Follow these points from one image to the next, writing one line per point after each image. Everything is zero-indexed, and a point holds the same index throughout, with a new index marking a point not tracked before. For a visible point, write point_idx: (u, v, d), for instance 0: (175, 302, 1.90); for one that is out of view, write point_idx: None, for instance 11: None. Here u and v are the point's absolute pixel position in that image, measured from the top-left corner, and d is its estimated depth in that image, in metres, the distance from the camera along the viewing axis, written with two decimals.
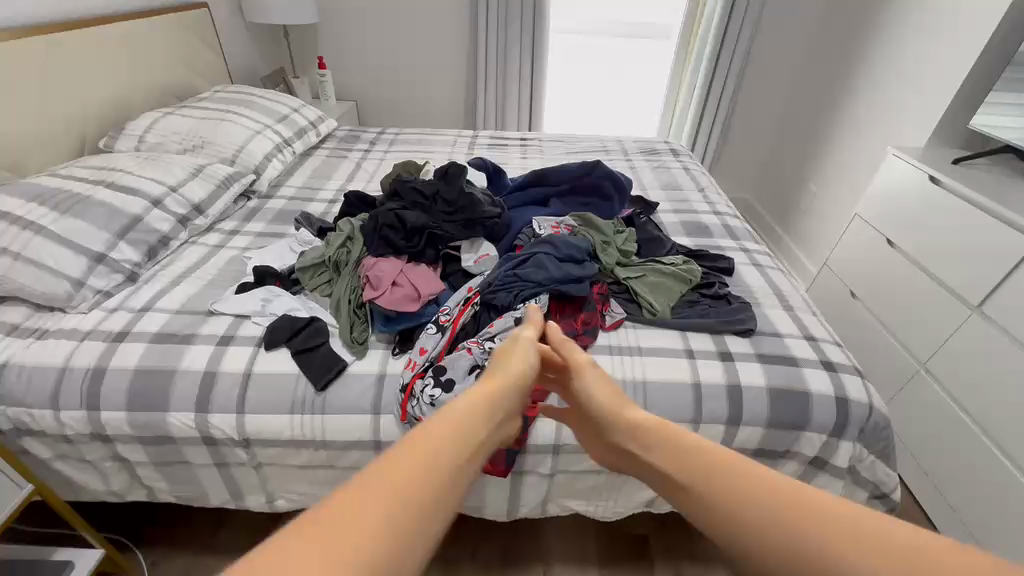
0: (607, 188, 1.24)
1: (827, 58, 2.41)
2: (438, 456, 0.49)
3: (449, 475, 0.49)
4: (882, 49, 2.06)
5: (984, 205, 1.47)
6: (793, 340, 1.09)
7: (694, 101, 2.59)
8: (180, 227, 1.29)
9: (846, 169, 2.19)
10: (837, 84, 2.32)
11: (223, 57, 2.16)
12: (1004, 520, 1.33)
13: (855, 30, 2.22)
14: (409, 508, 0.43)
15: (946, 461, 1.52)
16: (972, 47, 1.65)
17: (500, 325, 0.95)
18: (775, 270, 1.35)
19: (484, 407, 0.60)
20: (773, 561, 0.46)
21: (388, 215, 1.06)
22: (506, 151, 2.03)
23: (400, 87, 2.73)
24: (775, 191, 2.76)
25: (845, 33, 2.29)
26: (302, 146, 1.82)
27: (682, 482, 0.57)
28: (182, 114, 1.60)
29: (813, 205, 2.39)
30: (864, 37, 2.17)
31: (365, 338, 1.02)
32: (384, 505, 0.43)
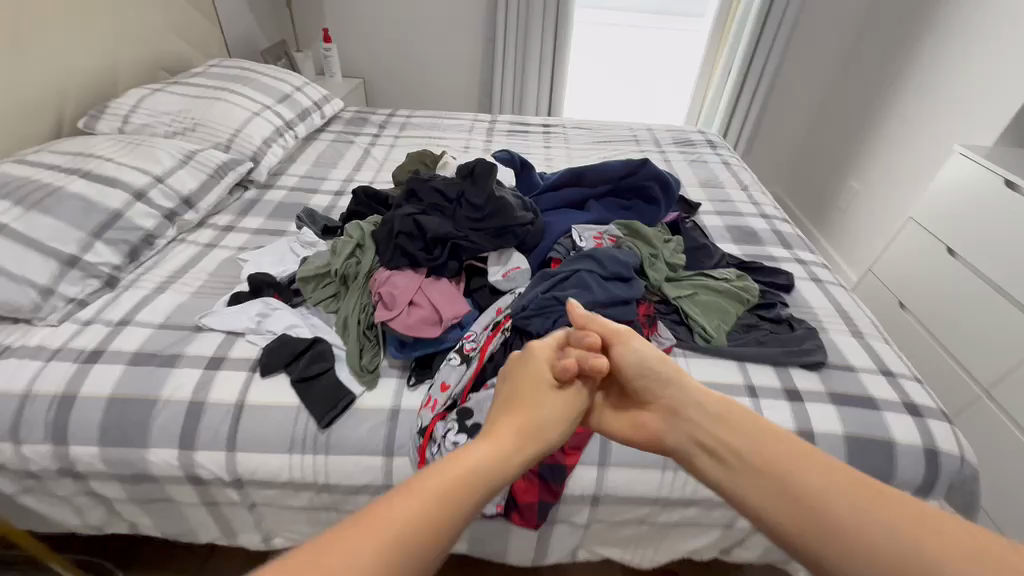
0: (654, 191, 1.07)
1: (872, 45, 2.21)
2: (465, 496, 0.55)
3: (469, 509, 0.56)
4: (935, 41, 1.89)
5: None
6: (869, 375, 0.94)
7: (727, 89, 2.40)
8: (167, 224, 1.14)
9: (894, 170, 2.00)
10: (882, 74, 2.14)
11: (220, 27, 1.97)
12: None
13: (904, 17, 2.03)
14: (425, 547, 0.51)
15: (1008, 496, 1.38)
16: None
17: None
18: (836, 286, 1.19)
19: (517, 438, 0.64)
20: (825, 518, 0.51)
21: (405, 220, 0.89)
22: (528, 138, 1.85)
23: (411, 66, 2.54)
24: (810, 189, 2.56)
25: (891, 22, 2.10)
26: (305, 129, 1.65)
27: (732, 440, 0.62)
28: (172, 91, 1.44)
29: (852, 204, 2.22)
30: (914, 23, 1.98)
31: (376, 365, 0.88)
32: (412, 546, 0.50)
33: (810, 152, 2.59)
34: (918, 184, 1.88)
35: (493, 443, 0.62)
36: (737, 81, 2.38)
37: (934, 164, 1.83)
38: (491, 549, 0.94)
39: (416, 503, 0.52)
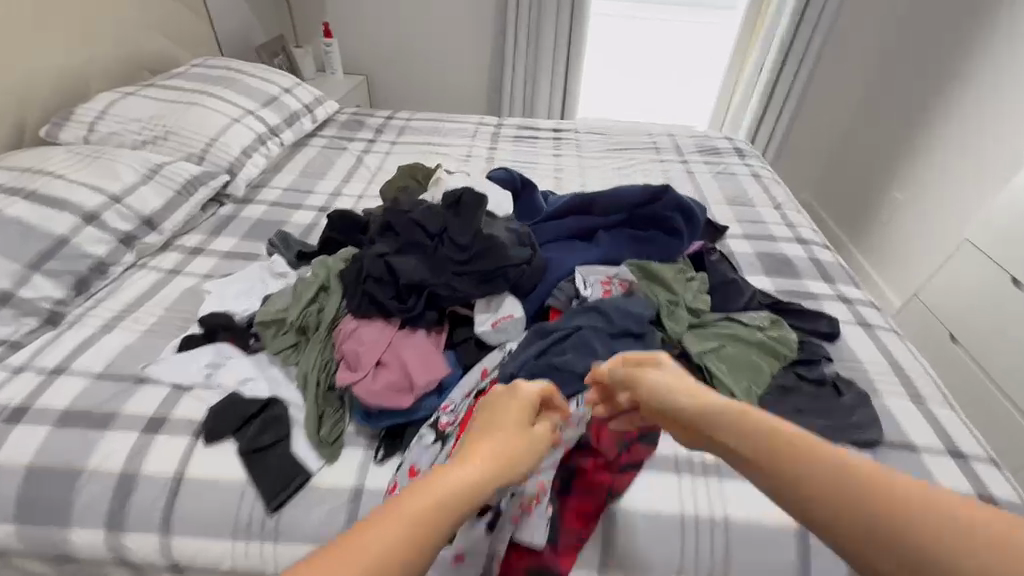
0: (676, 223, 0.91)
1: (923, 32, 1.89)
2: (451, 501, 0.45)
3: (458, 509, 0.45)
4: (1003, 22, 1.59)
5: None
6: (934, 458, 0.77)
7: (757, 90, 2.20)
8: (124, 249, 1.02)
9: (950, 174, 1.70)
10: (935, 65, 1.82)
11: (212, 23, 1.85)
12: None
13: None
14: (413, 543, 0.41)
15: None
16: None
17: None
18: (890, 333, 1.01)
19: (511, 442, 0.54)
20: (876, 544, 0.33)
21: (375, 262, 0.76)
22: (536, 145, 1.69)
23: (417, 62, 2.39)
24: (845, 195, 2.23)
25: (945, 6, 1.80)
26: (294, 134, 1.51)
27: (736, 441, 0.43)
28: (145, 94, 1.31)
29: (893, 217, 1.93)
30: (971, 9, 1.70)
31: (339, 433, 0.75)
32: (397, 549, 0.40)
33: (847, 154, 2.27)
34: (980, 187, 1.59)
35: (482, 454, 0.51)
36: (768, 82, 2.17)
37: (1001, 163, 1.54)
38: None
39: (390, 530, 0.40)
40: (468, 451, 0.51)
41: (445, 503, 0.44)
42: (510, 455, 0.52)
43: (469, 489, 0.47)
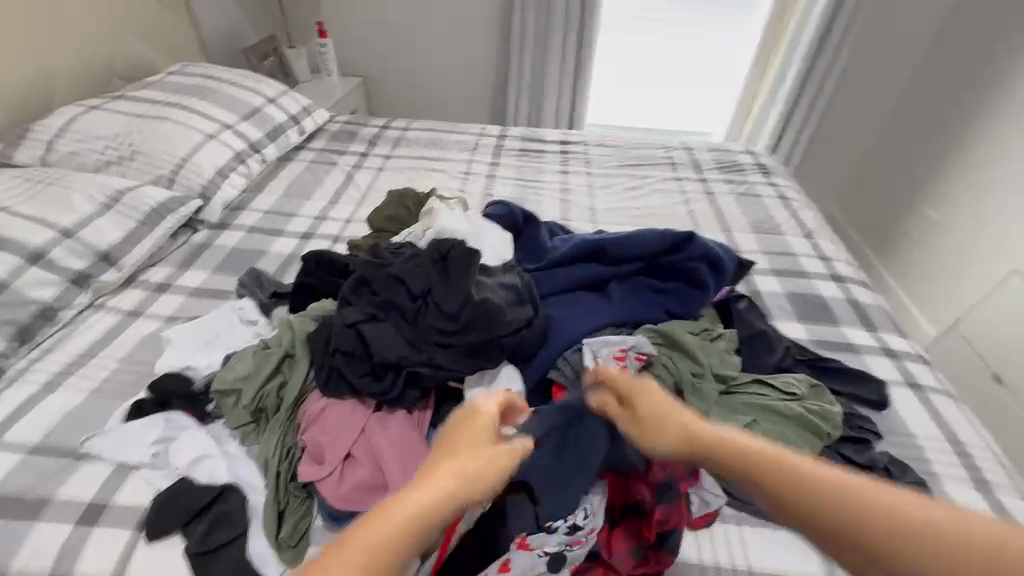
0: (701, 274, 0.79)
1: (967, 32, 1.71)
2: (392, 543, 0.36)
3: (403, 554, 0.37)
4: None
5: None
6: None
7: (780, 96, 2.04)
8: (77, 290, 0.91)
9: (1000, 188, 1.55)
10: (979, 71, 1.66)
11: (196, 26, 1.73)
12: None
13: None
14: None
15: None
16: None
17: (521, 569, 0.57)
18: (943, 395, 0.88)
19: (481, 461, 0.43)
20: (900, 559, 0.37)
21: (344, 332, 0.64)
22: (541, 159, 1.56)
23: (417, 64, 2.26)
24: (869, 207, 2.06)
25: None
26: (278, 149, 1.40)
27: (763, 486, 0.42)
28: (111, 108, 1.20)
29: (928, 236, 1.77)
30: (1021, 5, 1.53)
31: (301, 531, 0.63)
32: None
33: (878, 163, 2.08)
34: None
35: (441, 469, 0.42)
36: (793, 87, 2.03)
37: None
38: None
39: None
40: (424, 466, 0.43)
41: (394, 541, 0.37)
42: (478, 469, 0.43)
43: (422, 516, 0.38)
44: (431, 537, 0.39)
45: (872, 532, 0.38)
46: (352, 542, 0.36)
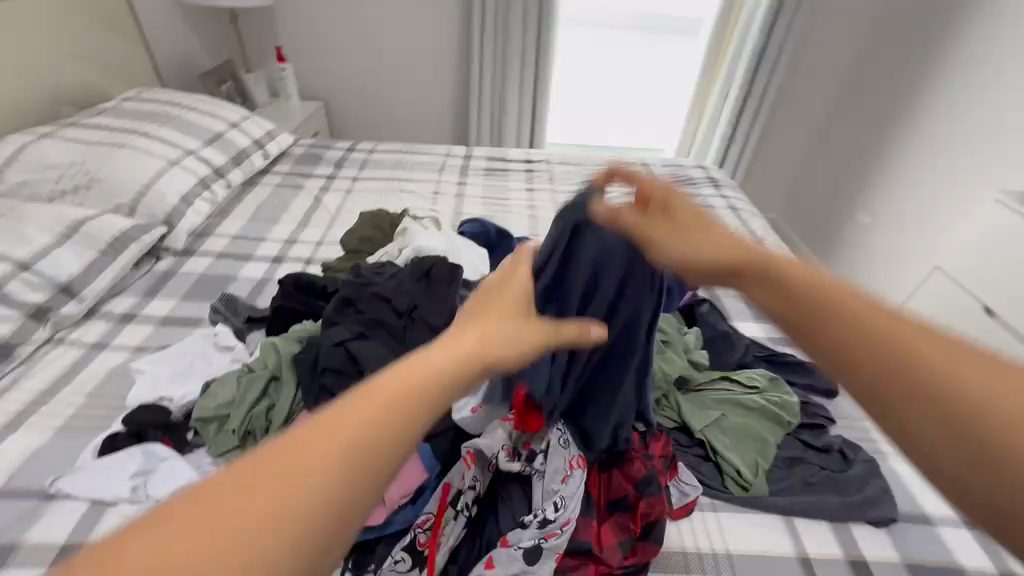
0: None
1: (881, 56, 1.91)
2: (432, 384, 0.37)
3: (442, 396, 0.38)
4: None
5: None
6: (951, 529, 0.73)
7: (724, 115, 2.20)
8: (35, 324, 0.87)
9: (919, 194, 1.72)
10: (893, 90, 1.85)
11: (150, 51, 1.70)
12: None
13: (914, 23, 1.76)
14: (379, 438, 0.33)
15: None
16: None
17: (504, 565, 0.57)
18: None
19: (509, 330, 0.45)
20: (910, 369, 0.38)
21: (333, 351, 0.64)
22: (507, 177, 1.61)
23: (379, 87, 2.28)
24: (810, 214, 2.22)
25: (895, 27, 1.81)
26: (243, 174, 1.38)
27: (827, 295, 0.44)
28: (63, 136, 1.16)
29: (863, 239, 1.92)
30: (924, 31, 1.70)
31: None
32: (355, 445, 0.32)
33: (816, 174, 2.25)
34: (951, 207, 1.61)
35: (462, 337, 0.43)
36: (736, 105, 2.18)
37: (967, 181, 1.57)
38: None
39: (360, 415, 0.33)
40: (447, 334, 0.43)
41: (423, 389, 0.37)
42: (498, 337, 0.44)
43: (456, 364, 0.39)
44: (457, 390, 0.39)
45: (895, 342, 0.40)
46: (379, 394, 0.35)
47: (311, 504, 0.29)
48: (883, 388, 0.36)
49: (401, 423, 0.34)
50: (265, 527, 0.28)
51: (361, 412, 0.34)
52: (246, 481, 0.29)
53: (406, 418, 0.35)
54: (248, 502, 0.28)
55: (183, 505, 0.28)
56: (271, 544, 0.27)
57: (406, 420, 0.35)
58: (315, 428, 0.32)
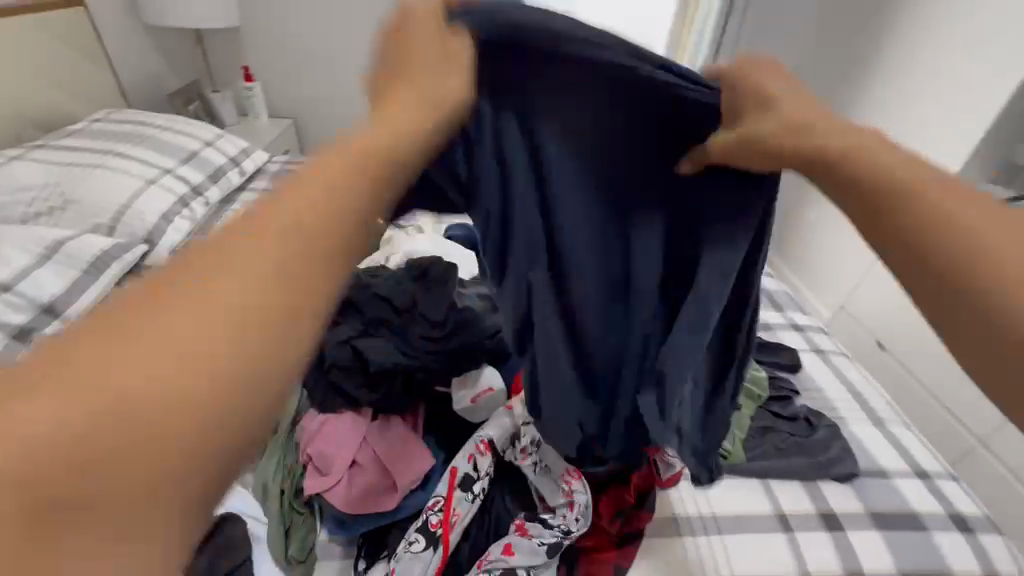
0: None
1: None
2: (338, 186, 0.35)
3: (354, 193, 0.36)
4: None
5: None
6: (904, 480, 0.82)
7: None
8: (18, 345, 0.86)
9: None
10: None
11: (114, 72, 1.67)
12: None
13: None
14: (306, 249, 0.32)
15: None
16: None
17: (525, 554, 0.61)
18: (841, 357, 1.07)
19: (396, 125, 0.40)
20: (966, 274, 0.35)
21: (341, 348, 0.69)
22: None
23: (349, 104, 2.31)
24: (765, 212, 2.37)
25: None
26: (221, 191, 1.39)
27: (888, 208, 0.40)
28: (32, 157, 1.14)
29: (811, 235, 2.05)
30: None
31: (308, 547, 0.64)
32: (279, 258, 0.30)
33: None
34: None
35: (362, 129, 0.39)
36: None
37: None
38: None
39: (272, 241, 0.31)
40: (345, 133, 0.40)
41: (327, 204, 0.34)
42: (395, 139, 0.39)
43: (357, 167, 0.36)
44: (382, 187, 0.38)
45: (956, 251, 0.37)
46: (284, 201, 0.33)
47: (251, 295, 0.29)
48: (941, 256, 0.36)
49: (316, 216, 0.33)
50: (210, 329, 0.27)
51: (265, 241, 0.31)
52: (167, 301, 0.27)
53: (323, 210, 0.33)
54: (177, 316, 0.27)
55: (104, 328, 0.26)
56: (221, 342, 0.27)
57: (323, 211, 0.33)
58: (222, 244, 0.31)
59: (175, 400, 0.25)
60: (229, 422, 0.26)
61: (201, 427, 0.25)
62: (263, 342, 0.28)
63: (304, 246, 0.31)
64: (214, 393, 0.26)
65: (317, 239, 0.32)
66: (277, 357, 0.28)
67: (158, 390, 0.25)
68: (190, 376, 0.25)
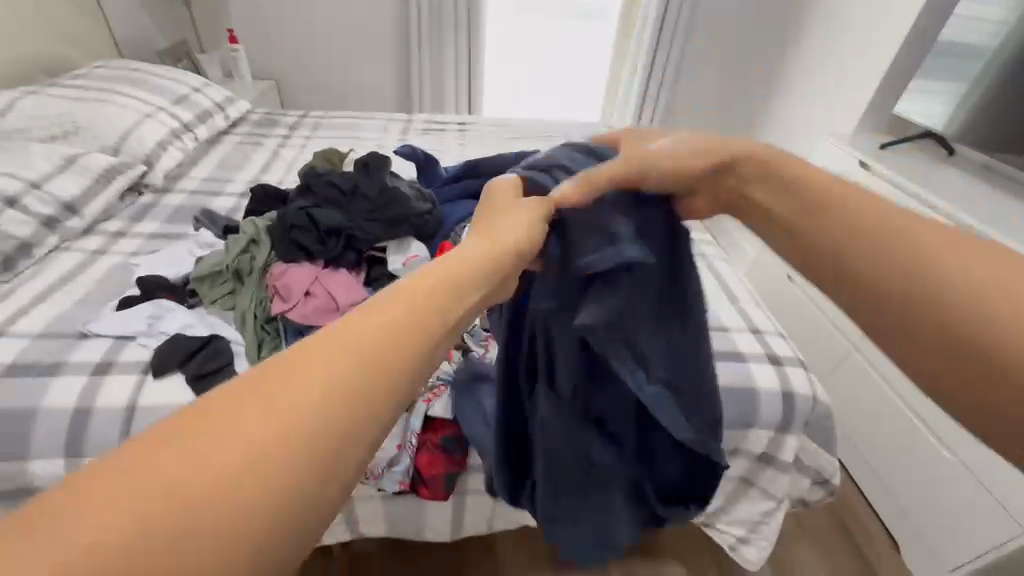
0: None
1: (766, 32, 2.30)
2: (409, 333, 0.38)
3: (420, 335, 0.39)
4: None
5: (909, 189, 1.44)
6: (739, 333, 1.06)
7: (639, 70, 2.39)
8: (46, 231, 1.08)
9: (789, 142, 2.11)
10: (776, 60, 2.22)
11: (105, 23, 1.84)
12: (940, 513, 1.26)
13: None
14: (354, 373, 0.34)
15: (885, 456, 1.40)
16: (984, 55, 1.40)
17: None
18: (719, 259, 1.32)
19: (478, 265, 0.48)
20: (910, 300, 0.43)
21: (298, 214, 0.94)
22: (442, 137, 1.87)
23: (331, 72, 2.51)
24: None
25: None
26: (207, 131, 1.60)
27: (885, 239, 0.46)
28: (46, 93, 1.34)
29: None
30: None
31: (276, 357, 0.88)
32: (340, 373, 0.33)
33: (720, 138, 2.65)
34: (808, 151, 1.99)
35: (457, 260, 0.47)
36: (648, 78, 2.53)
37: (811, 133, 2.02)
38: (409, 523, 0.99)
39: (337, 353, 0.34)
40: (449, 254, 0.48)
41: (396, 330, 0.37)
42: (474, 270, 0.47)
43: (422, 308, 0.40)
44: (440, 329, 0.41)
45: (928, 284, 0.42)
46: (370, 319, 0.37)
47: (332, 398, 0.32)
48: (892, 289, 0.44)
49: (391, 374, 0.35)
50: (265, 430, 0.29)
51: (336, 342, 0.35)
52: (244, 404, 0.30)
53: (413, 372, 0.37)
54: (237, 413, 0.30)
55: (156, 436, 0.28)
56: (268, 470, 0.28)
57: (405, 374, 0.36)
58: (313, 355, 0.34)
59: (180, 521, 0.26)
60: (233, 533, 0.27)
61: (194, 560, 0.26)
62: (288, 510, 0.29)
63: (349, 371, 0.34)
64: (245, 488, 0.28)
65: (382, 368, 0.35)
66: (293, 529, 0.29)
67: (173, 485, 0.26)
68: (206, 499, 0.27)
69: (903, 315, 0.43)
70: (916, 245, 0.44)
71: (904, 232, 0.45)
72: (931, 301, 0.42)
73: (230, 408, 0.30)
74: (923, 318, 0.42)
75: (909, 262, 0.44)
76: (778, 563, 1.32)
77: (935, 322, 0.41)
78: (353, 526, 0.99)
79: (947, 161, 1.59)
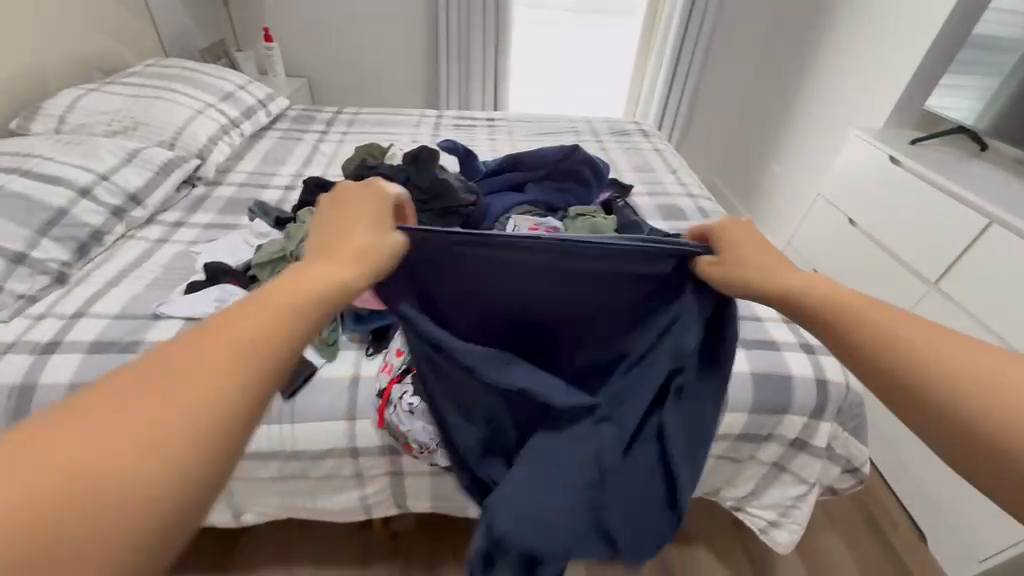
0: (585, 175, 1.18)
1: (792, 27, 2.30)
2: (281, 319, 0.40)
3: (296, 321, 0.41)
4: None
5: (940, 184, 1.45)
6: (772, 323, 1.10)
7: (664, 66, 2.40)
8: (115, 220, 1.16)
9: (817, 138, 2.12)
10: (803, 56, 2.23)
11: (151, 23, 1.93)
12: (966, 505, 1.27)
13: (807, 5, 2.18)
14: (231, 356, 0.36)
15: (912, 449, 1.42)
16: (1019, 48, 1.39)
17: None
18: None
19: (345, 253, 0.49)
20: (926, 402, 0.41)
21: None
22: (473, 132, 1.93)
23: (362, 70, 2.57)
24: (743, 169, 2.65)
25: None
26: (251, 127, 1.67)
27: (888, 336, 0.44)
28: (107, 91, 1.42)
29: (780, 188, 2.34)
30: None
31: (335, 338, 0.96)
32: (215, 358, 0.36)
33: (745, 133, 2.66)
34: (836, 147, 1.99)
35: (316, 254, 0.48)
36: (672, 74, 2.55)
37: (838, 129, 2.03)
38: (454, 500, 1.05)
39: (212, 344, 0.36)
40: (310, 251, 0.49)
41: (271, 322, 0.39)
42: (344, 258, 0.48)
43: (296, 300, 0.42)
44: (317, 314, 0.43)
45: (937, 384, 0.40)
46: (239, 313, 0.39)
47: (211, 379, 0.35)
48: (905, 390, 0.42)
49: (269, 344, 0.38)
50: (145, 417, 0.32)
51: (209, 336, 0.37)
52: (113, 399, 0.32)
53: (280, 338, 0.39)
54: (111, 408, 0.32)
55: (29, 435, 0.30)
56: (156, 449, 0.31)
57: (265, 343, 0.38)
58: (170, 352, 0.36)
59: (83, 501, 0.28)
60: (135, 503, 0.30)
61: (101, 545, 0.28)
62: (185, 479, 0.32)
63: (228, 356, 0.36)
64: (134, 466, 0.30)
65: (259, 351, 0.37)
66: (195, 491, 0.32)
67: (63, 473, 0.29)
68: (100, 474, 0.29)
69: (919, 413, 0.41)
70: (926, 347, 0.42)
71: (905, 331, 0.44)
72: (926, 397, 0.41)
73: (103, 403, 0.32)
74: (937, 418, 0.40)
75: (924, 362, 0.42)
76: (805, 550, 1.34)
77: (950, 425, 0.39)
78: (400, 502, 1.05)
79: (980, 156, 1.59)
